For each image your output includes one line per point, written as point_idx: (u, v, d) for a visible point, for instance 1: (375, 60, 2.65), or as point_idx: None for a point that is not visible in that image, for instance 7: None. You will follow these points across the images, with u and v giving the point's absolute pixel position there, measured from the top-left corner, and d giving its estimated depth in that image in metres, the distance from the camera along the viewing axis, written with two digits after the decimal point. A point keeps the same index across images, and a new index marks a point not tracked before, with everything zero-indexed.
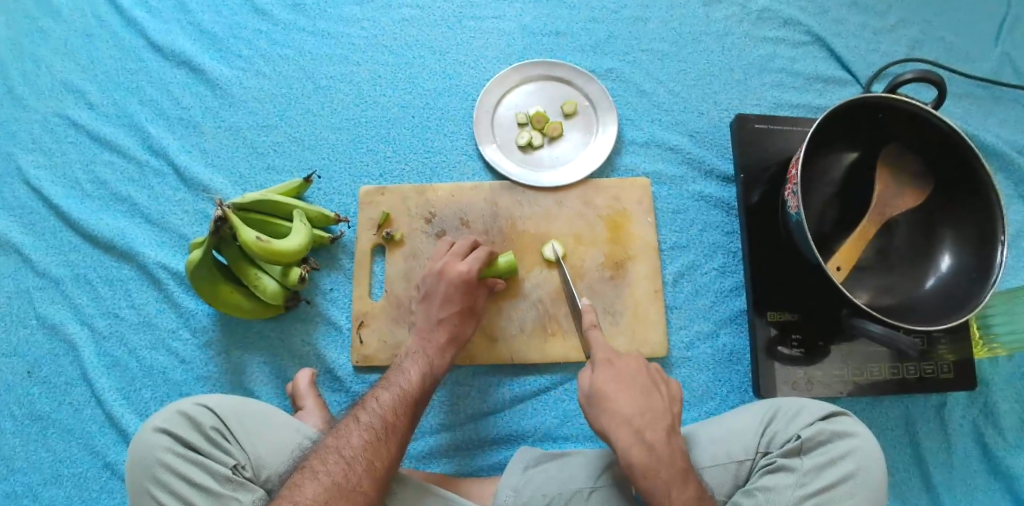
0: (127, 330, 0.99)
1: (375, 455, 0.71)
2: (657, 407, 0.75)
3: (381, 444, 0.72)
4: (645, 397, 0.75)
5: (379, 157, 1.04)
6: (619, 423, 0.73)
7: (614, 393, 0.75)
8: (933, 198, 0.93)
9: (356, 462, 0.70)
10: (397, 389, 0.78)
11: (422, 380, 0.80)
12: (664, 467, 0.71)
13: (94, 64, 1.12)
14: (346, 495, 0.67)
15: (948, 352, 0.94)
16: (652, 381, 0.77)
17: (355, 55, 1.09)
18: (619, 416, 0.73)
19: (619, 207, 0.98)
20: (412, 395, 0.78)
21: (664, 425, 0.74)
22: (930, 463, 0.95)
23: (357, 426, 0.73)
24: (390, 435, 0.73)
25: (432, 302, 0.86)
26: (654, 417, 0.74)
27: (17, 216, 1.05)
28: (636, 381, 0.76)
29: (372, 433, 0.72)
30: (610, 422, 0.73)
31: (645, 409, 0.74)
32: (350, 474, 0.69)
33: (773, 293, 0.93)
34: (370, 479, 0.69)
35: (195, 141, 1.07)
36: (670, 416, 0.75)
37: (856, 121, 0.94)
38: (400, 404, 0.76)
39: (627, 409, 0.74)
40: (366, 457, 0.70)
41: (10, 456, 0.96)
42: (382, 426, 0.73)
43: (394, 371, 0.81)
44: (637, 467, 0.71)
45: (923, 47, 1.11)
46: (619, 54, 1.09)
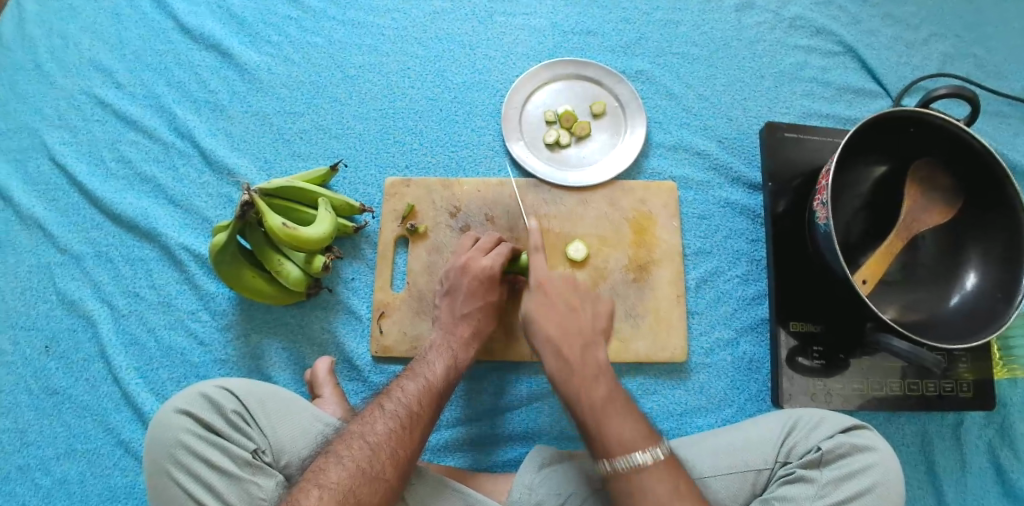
0: (147, 310, 1.00)
1: (400, 443, 0.71)
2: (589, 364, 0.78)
3: (406, 433, 0.72)
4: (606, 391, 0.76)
5: (405, 149, 1.04)
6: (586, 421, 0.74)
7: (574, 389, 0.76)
8: (962, 215, 0.92)
9: (381, 449, 0.70)
10: (422, 380, 0.78)
11: (447, 372, 0.80)
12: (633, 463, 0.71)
13: (122, 43, 1.12)
14: (370, 481, 0.67)
15: (968, 370, 0.94)
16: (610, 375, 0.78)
17: (384, 45, 1.09)
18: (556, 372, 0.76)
19: (644, 209, 0.98)
20: (437, 387, 0.78)
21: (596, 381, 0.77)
22: (944, 481, 0.94)
23: (383, 414, 0.73)
24: (413, 425, 0.73)
25: (456, 296, 0.86)
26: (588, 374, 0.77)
27: (41, 192, 1.05)
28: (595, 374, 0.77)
29: (397, 421, 0.73)
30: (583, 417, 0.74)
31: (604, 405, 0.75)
32: (374, 461, 0.69)
33: (797, 303, 0.93)
34: (393, 467, 0.69)
35: (221, 124, 1.07)
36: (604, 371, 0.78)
37: (887, 135, 0.94)
38: (425, 395, 0.77)
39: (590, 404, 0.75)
40: (391, 445, 0.70)
41: (25, 429, 0.96)
42: (408, 415, 0.74)
43: (418, 362, 0.82)
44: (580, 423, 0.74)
45: (955, 62, 1.10)
46: (650, 56, 1.08)
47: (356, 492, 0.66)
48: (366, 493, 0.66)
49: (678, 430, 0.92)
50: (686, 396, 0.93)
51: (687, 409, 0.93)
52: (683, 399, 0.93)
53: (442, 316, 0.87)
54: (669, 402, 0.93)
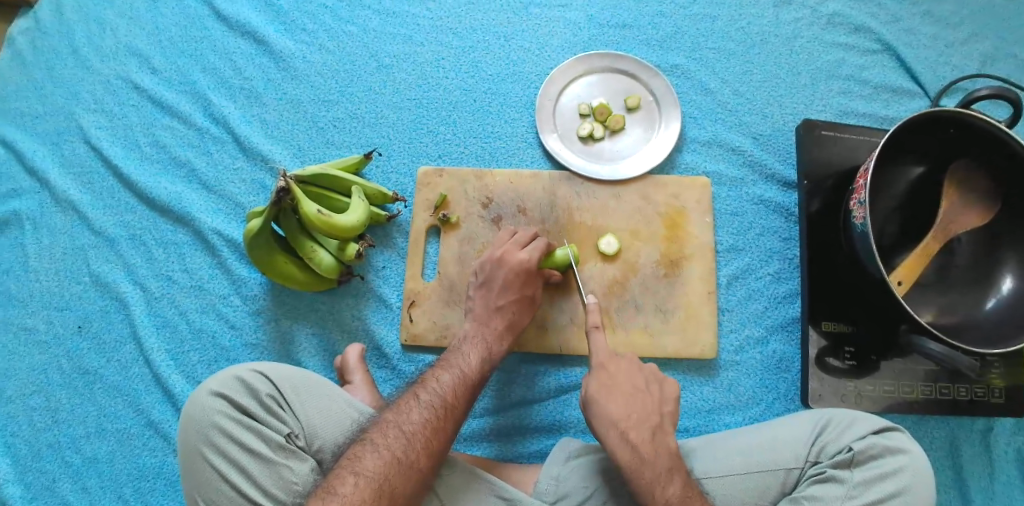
0: (179, 293, 1.01)
1: (435, 433, 0.72)
2: (645, 410, 0.75)
3: (441, 424, 0.72)
4: (634, 396, 0.76)
5: (438, 139, 1.04)
6: (606, 423, 0.74)
7: (598, 393, 0.76)
8: (1001, 219, 0.91)
9: (418, 438, 0.70)
10: (457, 371, 0.79)
11: (482, 365, 0.81)
12: (650, 465, 0.72)
13: (158, 28, 1.12)
14: (404, 469, 0.68)
15: (1002, 376, 0.93)
16: (645, 381, 0.78)
17: (418, 35, 1.09)
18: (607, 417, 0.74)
19: (677, 205, 0.97)
20: (472, 381, 0.79)
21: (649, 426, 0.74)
22: (972, 487, 0.94)
23: (421, 403, 0.74)
24: (448, 415, 0.74)
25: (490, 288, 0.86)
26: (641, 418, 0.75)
27: (77, 174, 1.06)
28: (627, 383, 0.77)
29: (434, 412, 0.73)
30: (600, 422, 0.74)
31: (632, 410, 0.75)
32: (410, 449, 0.69)
33: (830, 304, 0.92)
34: (428, 456, 0.70)
35: (255, 111, 1.07)
36: (659, 415, 0.76)
37: (926, 136, 0.92)
38: (461, 388, 0.77)
39: (614, 408, 0.75)
40: (426, 434, 0.71)
41: (58, 407, 0.98)
42: (443, 406, 0.74)
43: (453, 353, 0.82)
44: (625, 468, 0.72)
45: (996, 63, 1.08)
46: (686, 50, 1.07)
47: (391, 480, 0.67)
48: (400, 482, 0.67)
49: (705, 427, 0.92)
50: (714, 394, 0.93)
51: (715, 406, 0.93)
52: (711, 397, 0.93)
53: (474, 308, 0.87)
54: (697, 399, 0.93)
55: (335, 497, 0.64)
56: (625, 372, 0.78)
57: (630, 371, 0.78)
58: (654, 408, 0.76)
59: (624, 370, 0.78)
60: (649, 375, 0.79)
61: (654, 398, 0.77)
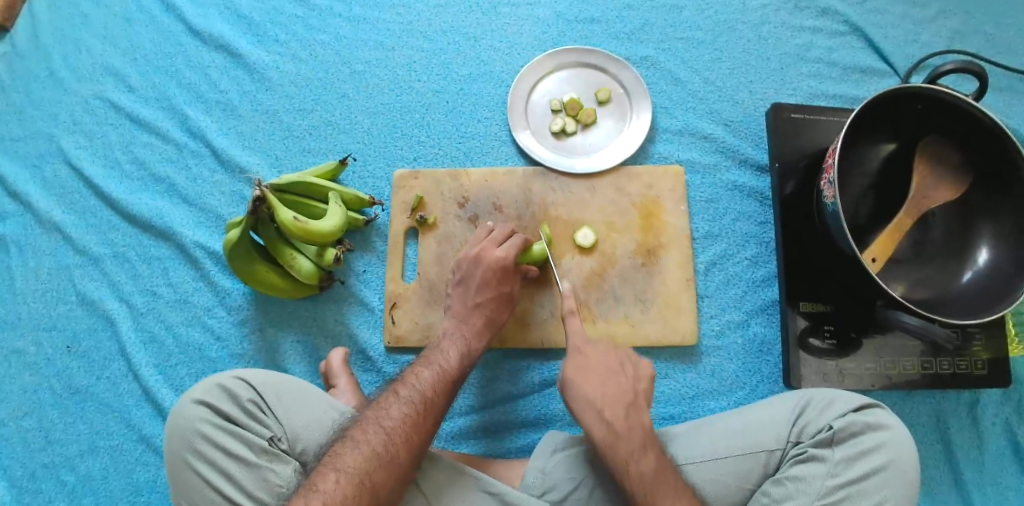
0: (164, 307, 1.02)
1: (415, 427, 0.72)
2: (620, 389, 0.76)
3: (421, 418, 0.73)
4: (608, 377, 0.77)
5: (413, 141, 1.05)
6: (580, 402, 0.75)
7: (573, 375, 0.77)
8: (973, 190, 0.91)
9: (399, 433, 0.71)
10: (437, 367, 0.79)
11: (462, 359, 0.82)
12: (624, 441, 0.72)
13: (133, 47, 1.14)
14: (385, 463, 0.68)
15: (984, 349, 0.92)
16: (620, 363, 0.79)
17: (389, 40, 1.10)
18: (582, 395, 0.75)
19: (652, 194, 0.98)
20: (452, 376, 0.79)
21: (623, 404, 0.75)
22: (961, 460, 0.94)
23: (400, 399, 0.74)
24: (428, 410, 0.74)
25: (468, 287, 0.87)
26: (616, 396, 0.75)
27: (59, 195, 1.08)
28: (602, 364, 0.78)
29: (414, 407, 0.74)
30: (574, 403, 0.76)
31: (605, 389, 0.76)
32: (391, 444, 0.70)
33: (807, 284, 0.92)
34: (409, 450, 0.71)
35: (231, 124, 1.08)
36: (634, 393, 0.76)
37: (895, 112, 0.92)
38: (440, 382, 0.78)
39: (587, 389, 0.76)
40: (406, 429, 0.71)
41: (50, 426, 0.99)
42: (422, 401, 0.75)
43: (432, 350, 0.83)
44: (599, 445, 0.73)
45: (964, 38, 1.08)
46: (654, 41, 1.08)
47: (371, 475, 0.67)
48: (381, 476, 0.68)
49: (691, 414, 0.92)
50: (698, 380, 0.94)
51: (699, 392, 0.93)
52: (694, 383, 0.94)
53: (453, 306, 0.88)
54: (681, 386, 0.93)
55: (316, 495, 0.65)
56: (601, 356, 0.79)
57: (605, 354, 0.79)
58: (629, 388, 0.77)
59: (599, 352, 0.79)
60: (624, 357, 0.79)
61: (630, 378, 0.78)
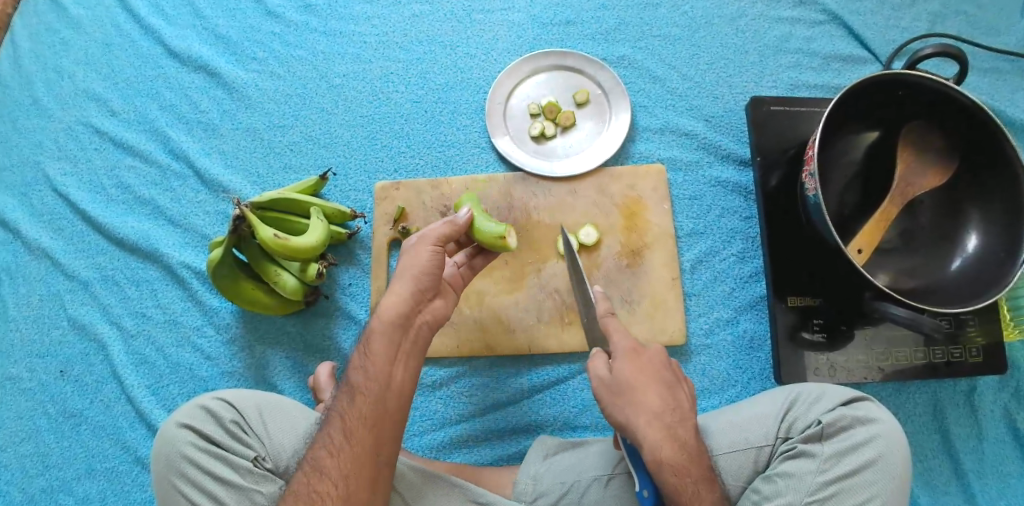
0: (154, 329, 1.02)
1: (325, 455, 0.69)
2: (682, 407, 0.71)
3: (334, 442, 0.69)
4: (671, 391, 0.72)
5: (393, 153, 1.05)
6: (650, 417, 0.69)
7: (640, 383, 0.70)
8: (959, 173, 0.89)
9: (312, 469, 0.69)
10: (351, 378, 0.73)
11: (371, 360, 0.72)
12: (692, 463, 0.69)
13: (114, 72, 1.14)
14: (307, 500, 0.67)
15: (978, 333, 0.90)
16: (675, 377, 0.74)
17: (366, 52, 1.10)
18: (647, 409, 0.69)
19: (633, 194, 0.98)
20: (365, 383, 0.71)
21: (690, 424, 0.71)
22: (960, 449, 0.92)
23: (322, 428, 0.72)
24: (337, 433, 0.70)
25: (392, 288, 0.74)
26: (682, 415, 0.71)
27: (47, 222, 1.08)
28: (660, 374, 0.72)
29: (327, 434, 0.71)
30: (641, 414, 0.69)
31: (674, 405, 0.71)
32: (308, 481, 0.68)
33: (794, 278, 0.91)
34: (330, 482, 0.68)
35: (214, 143, 1.09)
36: (692, 413, 0.72)
37: (876, 98, 0.90)
38: (349, 395, 0.72)
39: (657, 402, 0.70)
40: (318, 457, 0.69)
41: (46, 451, 0.99)
42: (335, 423, 0.71)
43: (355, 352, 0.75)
44: (667, 464, 0.67)
45: (945, 21, 1.07)
46: (631, 40, 1.08)
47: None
48: None
49: None
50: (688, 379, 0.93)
51: None
52: None
53: (382, 301, 0.74)
54: None
55: None
56: (654, 365, 0.73)
57: (661, 363, 0.73)
58: (688, 405, 0.73)
59: (657, 361, 0.73)
60: (673, 372, 0.74)
61: (683, 394, 0.73)
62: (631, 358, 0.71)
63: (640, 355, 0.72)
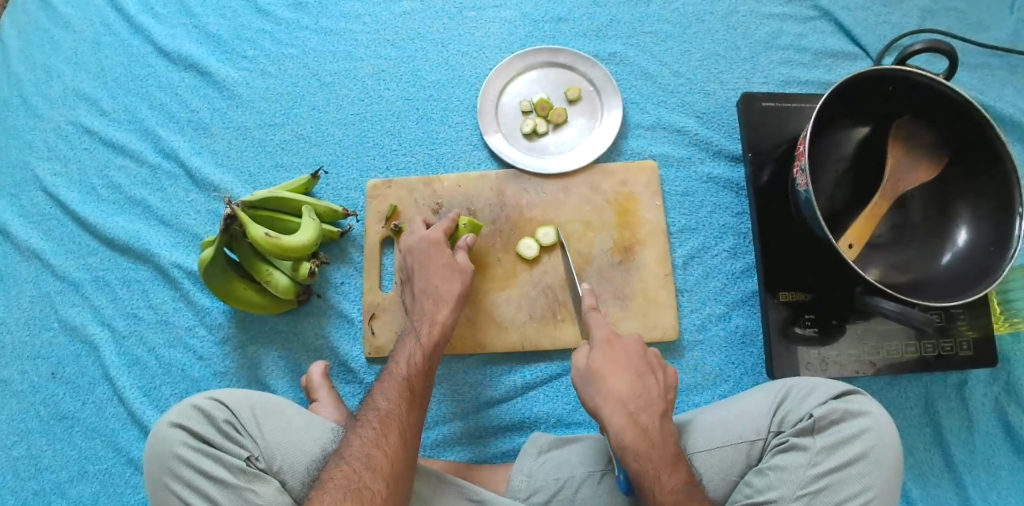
0: (146, 329, 1.01)
1: (376, 449, 0.71)
2: (651, 394, 0.74)
3: (382, 436, 0.72)
4: (639, 379, 0.74)
5: (385, 150, 1.05)
6: (613, 401, 0.72)
7: (607, 370, 0.75)
8: (949, 168, 0.89)
9: (362, 463, 0.70)
10: (392, 380, 0.79)
11: (419, 363, 0.81)
12: (657, 449, 0.70)
13: (103, 71, 1.13)
14: (355, 494, 0.67)
15: (968, 327, 0.91)
16: (650, 367, 0.77)
17: (357, 50, 1.10)
18: (612, 393, 0.73)
19: (626, 191, 0.98)
20: (413, 384, 0.79)
21: (658, 410, 0.73)
22: (952, 443, 0.93)
23: (362, 426, 0.74)
24: (388, 427, 0.73)
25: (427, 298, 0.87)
26: (649, 402, 0.73)
27: (37, 223, 1.08)
28: (632, 363, 0.76)
29: (374, 430, 0.73)
30: (606, 399, 0.73)
31: (641, 392, 0.73)
32: (356, 475, 0.69)
33: (786, 273, 0.92)
34: (378, 475, 0.69)
35: (205, 142, 1.08)
36: (665, 402, 0.74)
37: (866, 94, 0.90)
38: (399, 395, 0.77)
39: (621, 388, 0.73)
40: (365, 451, 0.71)
41: (38, 454, 0.98)
42: (379, 420, 0.74)
43: (392, 360, 0.82)
44: (630, 449, 0.69)
45: (934, 16, 1.07)
46: (622, 37, 1.08)
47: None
48: None
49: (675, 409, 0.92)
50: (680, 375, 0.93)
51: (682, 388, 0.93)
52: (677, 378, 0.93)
53: (431, 312, 0.86)
54: None
55: None
56: (627, 354, 0.76)
57: (636, 354, 0.77)
58: (658, 394, 0.75)
59: (629, 352, 0.77)
60: (653, 362, 0.78)
61: (655, 383, 0.75)
62: (606, 346, 0.76)
63: (612, 345, 0.77)
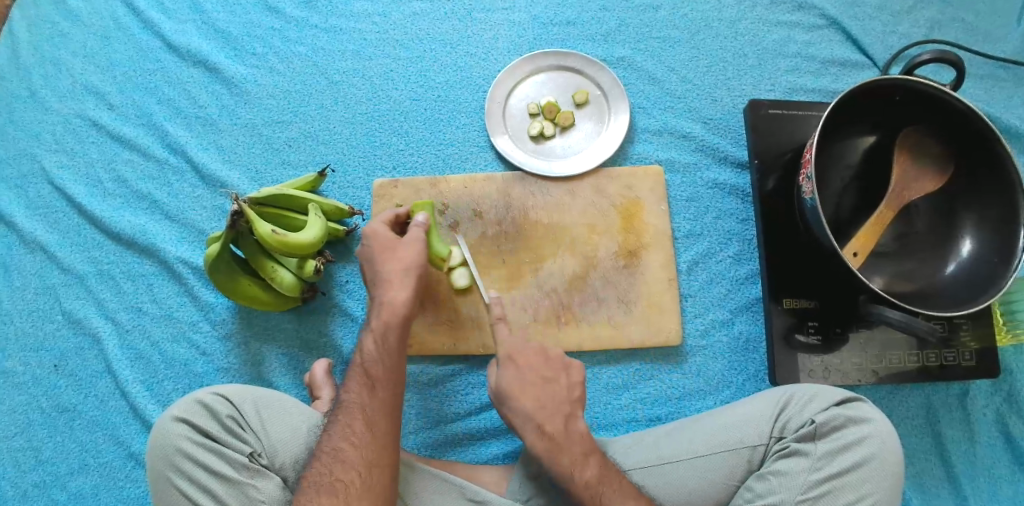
0: (149, 324, 1.01)
1: (340, 442, 0.71)
2: (557, 400, 0.78)
3: (346, 429, 0.72)
4: (544, 388, 0.79)
5: (392, 150, 1.05)
6: (522, 417, 0.77)
7: (516, 385, 0.78)
8: (954, 179, 0.90)
9: (330, 457, 0.70)
10: (357, 370, 0.78)
11: (376, 348, 0.78)
12: (565, 452, 0.75)
13: (112, 65, 1.14)
14: (326, 488, 0.67)
15: (971, 338, 0.91)
16: (553, 370, 0.80)
17: (366, 50, 1.10)
18: (518, 407, 0.77)
19: (631, 195, 0.98)
20: (374, 370, 0.77)
21: (562, 417, 0.77)
22: (953, 453, 0.93)
23: (332, 420, 0.74)
24: (351, 418, 0.73)
25: (379, 284, 0.81)
26: (553, 408, 0.78)
27: (43, 215, 1.08)
28: (537, 371, 0.79)
29: (340, 424, 0.73)
30: (516, 414, 0.77)
31: (543, 402, 0.78)
32: (327, 469, 0.69)
33: (790, 280, 0.92)
34: (349, 466, 0.69)
35: (212, 138, 1.09)
36: (569, 404, 0.79)
37: (874, 103, 0.91)
38: (360, 385, 0.76)
39: (528, 404, 0.77)
40: (331, 446, 0.71)
41: (39, 445, 0.99)
42: (344, 414, 0.74)
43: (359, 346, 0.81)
44: (543, 458, 0.75)
45: (942, 27, 1.08)
46: (630, 42, 1.08)
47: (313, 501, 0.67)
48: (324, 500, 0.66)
49: (677, 414, 0.92)
50: (683, 380, 0.94)
51: (685, 393, 0.93)
52: (680, 383, 0.93)
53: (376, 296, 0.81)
54: (666, 387, 0.93)
55: None
56: (537, 364, 0.80)
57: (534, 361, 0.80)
58: (564, 397, 0.79)
59: (518, 359, 0.80)
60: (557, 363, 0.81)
61: (561, 386, 0.80)
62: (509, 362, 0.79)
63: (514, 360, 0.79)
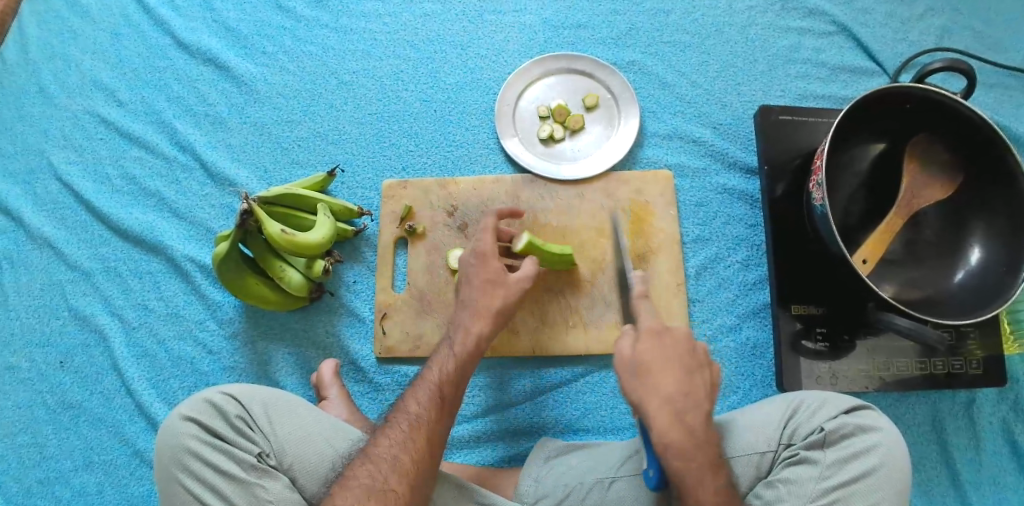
0: (156, 321, 1.01)
1: (402, 452, 0.71)
2: (697, 392, 0.71)
3: (410, 440, 0.73)
4: (689, 377, 0.71)
5: (401, 151, 1.05)
6: (661, 403, 0.69)
7: (657, 365, 0.71)
8: (964, 187, 0.89)
9: (387, 464, 0.70)
10: (429, 382, 0.78)
11: (456, 368, 0.80)
12: (698, 454, 0.68)
13: (122, 62, 1.14)
14: (376, 495, 0.68)
15: (979, 346, 0.91)
16: (698, 363, 0.73)
17: (376, 50, 1.10)
18: (662, 390, 0.69)
19: (641, 199, 0.98)
20: (445, 390, 0.78)
21: (700, 410, 0.70)
22: (958, 461, 0.93)
23: (391, 427, 0.74)
24: (418, 430, 0.73)
25: (467, 308, 0.84)
26: (694, 400, 0.70)
27: (50, 211, 1.08)
28: (682, 358, 0.72)
29: (402, 433, 0.73)
30: (654, 401, 0.69)
31: (688, 389, 0.70)
32: (381, 475, 0.69)
33: (798, 286, 0.92)
34: (403, 477, 0.70)
35: (221, 137, 1.09)
36: (705, 399, 0.71)
37: (884, 110, 0.91)
38: (430, 400, 0.76)
39: (672, 390, 0.70)
40: (392, 453, 0.71)
41: (43, 442, 0.98)
42: (410, 423, 0.74)
43: (430, 361, 0.82)
44: (676, 450, 0.68)
45: (952, 35, 1.08)
46: (641, 46, 1.08)
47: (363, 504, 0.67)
48: None
49: None
50: None
51: None
52: None
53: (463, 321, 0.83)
54: None
55: None
56: (672, 347, 0.72)
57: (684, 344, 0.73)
58: (705, 393, 0.72)
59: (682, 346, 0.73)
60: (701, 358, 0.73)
61: (703, 379, 0.72)
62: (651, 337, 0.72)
63: (660, 340, 0.72)
